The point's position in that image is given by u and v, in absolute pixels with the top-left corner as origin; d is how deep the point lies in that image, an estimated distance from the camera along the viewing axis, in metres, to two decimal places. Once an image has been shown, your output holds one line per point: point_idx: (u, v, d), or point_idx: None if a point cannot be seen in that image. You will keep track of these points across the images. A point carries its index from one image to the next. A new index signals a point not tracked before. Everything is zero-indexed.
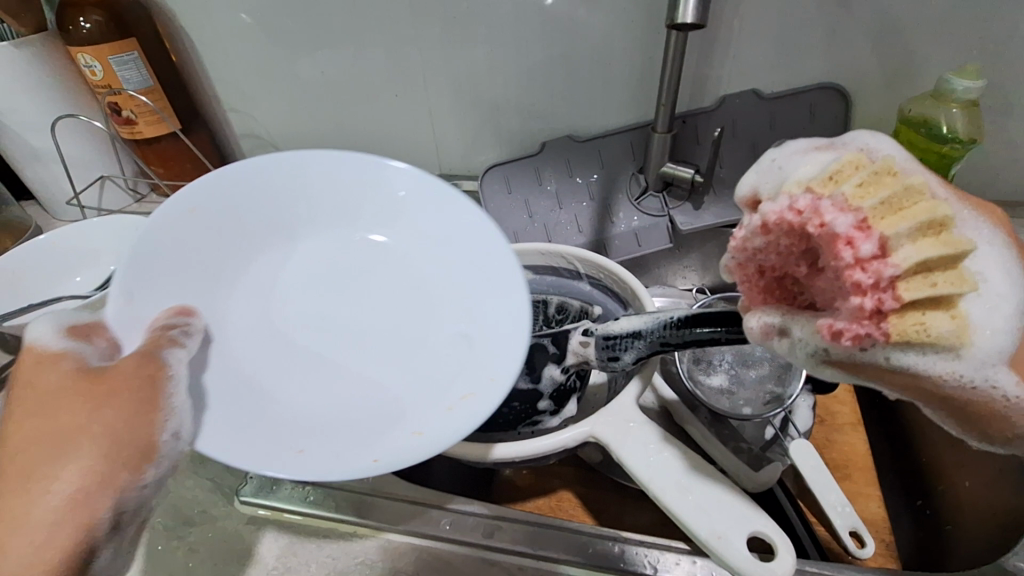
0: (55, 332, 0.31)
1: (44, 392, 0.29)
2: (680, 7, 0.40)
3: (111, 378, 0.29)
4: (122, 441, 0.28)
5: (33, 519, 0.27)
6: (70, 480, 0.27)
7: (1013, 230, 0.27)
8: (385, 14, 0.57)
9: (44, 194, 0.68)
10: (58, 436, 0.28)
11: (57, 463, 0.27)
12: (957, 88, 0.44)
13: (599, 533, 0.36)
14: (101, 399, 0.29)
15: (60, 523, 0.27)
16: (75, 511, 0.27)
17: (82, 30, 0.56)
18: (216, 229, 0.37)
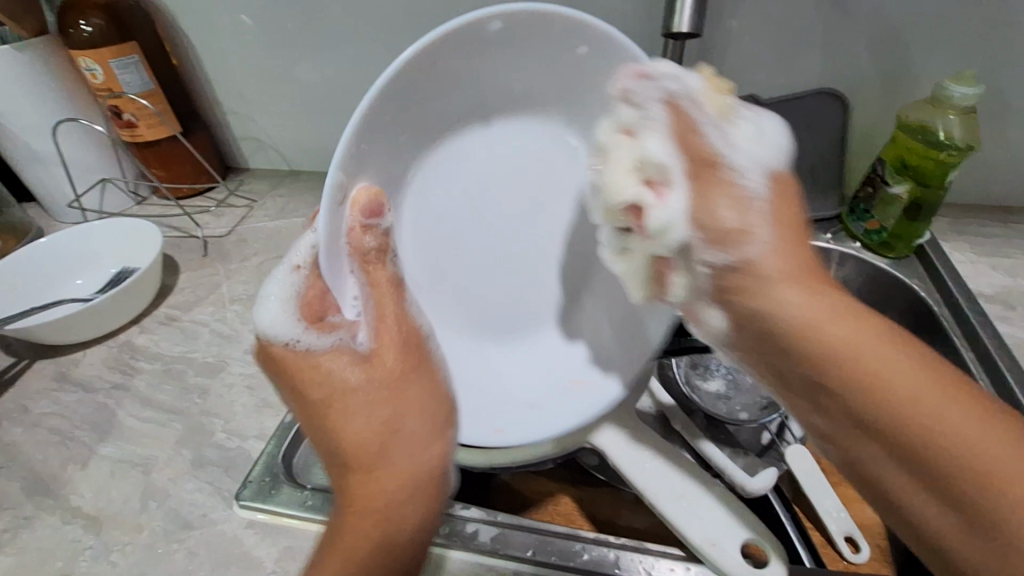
0: (292, 317, 0.33)
1: (347, 386, 0.34)
2: (676, 16, 0.40)
3: (388, 353, 0.34)
4: (432, 406, 0.35)
5: (400, 482, 0.33)
6: (416, 444, 0.34)
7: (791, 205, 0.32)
8: (385, 18, 0.57)
9: (45, 197, 0.68)
10: (384, 418, 0.34)
11: (399, 436, 0.34)
12: (954, 94, 0.45)
13: (595, 539, 0.36)
14: (401, 383, 0.34)
15: (422, 478, 0.34)
16: (430, 470, 0.34)
17: (82, 34, 0.56)
18: (434, 95, 0.33)
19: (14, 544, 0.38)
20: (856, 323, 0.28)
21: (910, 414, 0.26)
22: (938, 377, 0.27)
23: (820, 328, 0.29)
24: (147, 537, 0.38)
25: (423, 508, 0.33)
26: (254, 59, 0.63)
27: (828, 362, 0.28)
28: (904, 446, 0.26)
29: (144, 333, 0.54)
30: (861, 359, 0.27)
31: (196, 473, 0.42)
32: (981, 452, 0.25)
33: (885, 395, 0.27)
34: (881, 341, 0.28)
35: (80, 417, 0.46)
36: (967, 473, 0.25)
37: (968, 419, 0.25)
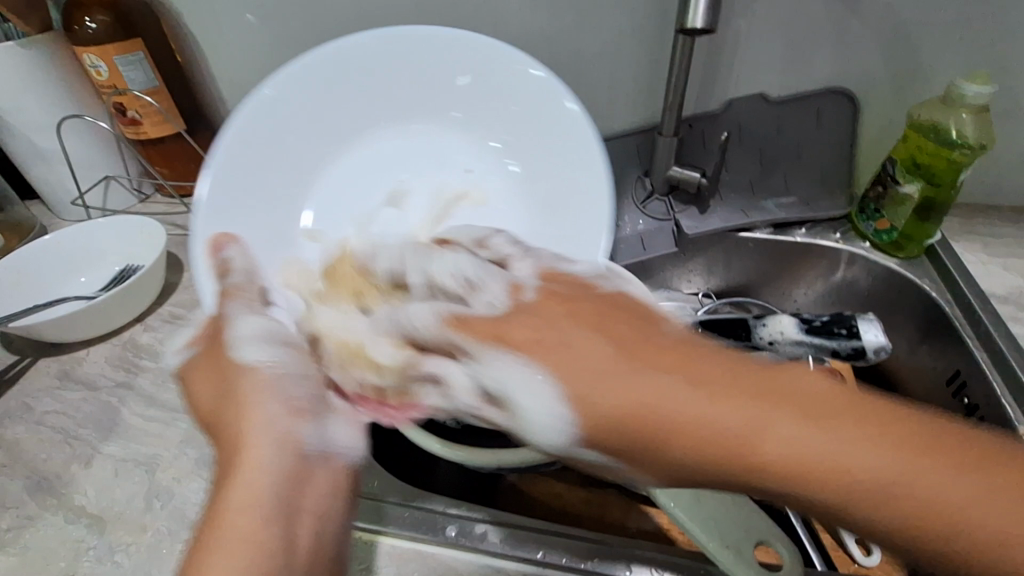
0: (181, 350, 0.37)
1: (206, 387, 0.34)
2: (689, 13, 0.40)
3: (216, 337, 0.35)
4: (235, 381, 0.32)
5: (246, 478, 0.29)
6: (260, 420, 0.31)
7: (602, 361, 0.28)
8: (391, 14, 0.57)
9: (48, 194, 0.68)
10: (223, 404, 0.32)
11: (236, 420, 0.31)
12: (967, 93, 0.44)
13: (605, 541, 0.35)
14: (219, 362, 0.34)
15: (273, 459, 0.30)
16: (267, 466, 0.29)
17: (87, 30, 0.56)
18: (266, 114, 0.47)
19: (17, 543, 0.38)
20: (668, 381, 0.26)
21: (803, 461, 0.24)
22: (834, 414, 0.24)
23: (639, 406, 0.26)
24: (152, 537, 0.38)
25: (269, 443, 0.30)
26: (259, 57, 0.63)
27: (673, 448, 0.26)
28: (789, 489, 0.24)
29: (148, 331, 0.54)
30: (697, 433, 0.25)
31: (200, 473, 0.41)
32: (859, 468, 0.23)
33: (777, 470, 0.24)
34: (710, 407, 0.25)
35: (84, 416, 0.46)
36: (860, 499, 0.23)
37: (829, 445, 0.23)
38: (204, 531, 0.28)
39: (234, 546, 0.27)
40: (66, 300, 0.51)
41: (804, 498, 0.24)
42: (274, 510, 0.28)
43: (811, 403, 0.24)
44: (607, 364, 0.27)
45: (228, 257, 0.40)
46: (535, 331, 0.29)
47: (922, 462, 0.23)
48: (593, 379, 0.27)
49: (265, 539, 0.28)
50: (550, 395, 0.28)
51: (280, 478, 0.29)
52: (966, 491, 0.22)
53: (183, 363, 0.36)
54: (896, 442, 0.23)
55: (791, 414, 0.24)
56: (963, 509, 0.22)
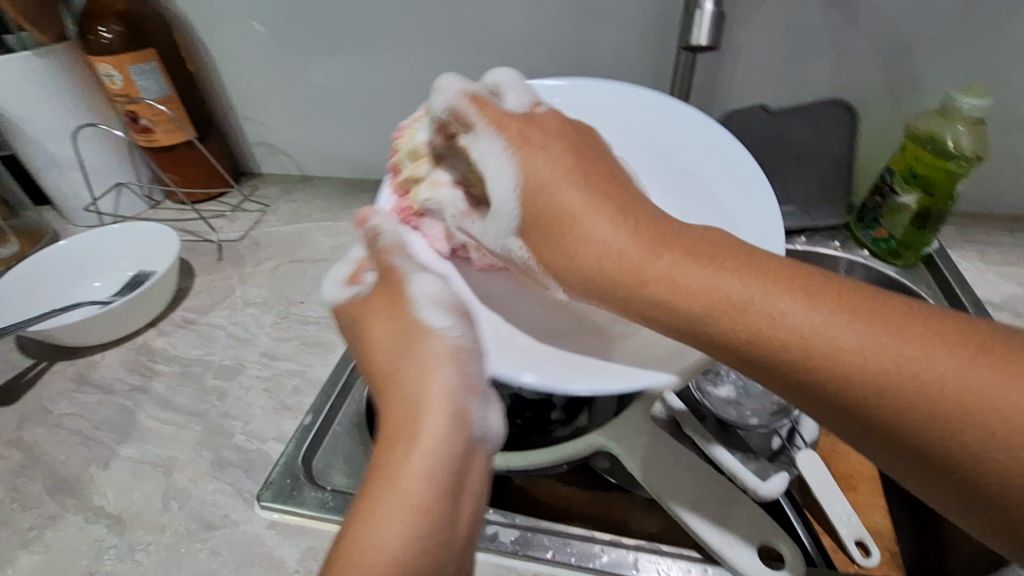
0: (340, 287, 0.39)
1: (382, 322, 0.35)
2: (694, 30, 0.41)
3: (393, 285, 0.36)
4: (409, 343, 0.33)
5: (420, 443, 0.29)
6: (443, 381, 0.31)
7: (551, 152, 0.33)
8: (398, 24, 0.58)
9: (62, 200, 0.69)
10: (399, 354, 0.33)
11: (417, 374, 0.31)
12: (964, 105, 0.46)
13: (613, 541, 0.36)
14: (398, 309, 0.35)
15: (448, 438, 0.29)
16: (439, 446, 0.29)
17: (103, 41, 0.58)
18: None
19: (39, 542, 0.39)
20: (618, 231, 0.30)
21: (816, 345, 0.24)
22: (816, 292, 0.25)
23: (569, 215, 0.31)
24: (170, 536, 0.39)
25: (446, 414, 0.30)
26: (269, 65, 0.64)
27: (591, 265, 0.30)
28: (762, 359, 0.25)
29: (162, 335, 0.55)
30: (690, 301, 0.27)
31: (216, 474, 0.42)
32: (771, 305, 0.25)
33: (781, 342, 0.25)
34: (648, 259, 0.29)
35: (100, 418, 0.47)
36: (764, 331, 0.25)
37: (752, 293, 0.26)
38: (375, 484, 0.28)
39: (403, 512, 0.27)
40: (83, 305, 0.52)
41: (721, 331, 0.26)
42: (441, 477, 0.28)
43: (875, 308, 0.24)
44: (558, 183, 0.32)
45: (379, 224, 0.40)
46: (518, 133, 0.34)
47: (853, 318, 0.24)
48: (546, 198, 0.32)
49: (430, 506, 0.27)
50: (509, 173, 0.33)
51: (454, 454, 0.29)
52: (892, 342, 0.23)
53: (347, 302, 0.38)
54: (835, 304, 0.25)
55: (736, 268, 0.27)
56: (879, 357, 0.23)
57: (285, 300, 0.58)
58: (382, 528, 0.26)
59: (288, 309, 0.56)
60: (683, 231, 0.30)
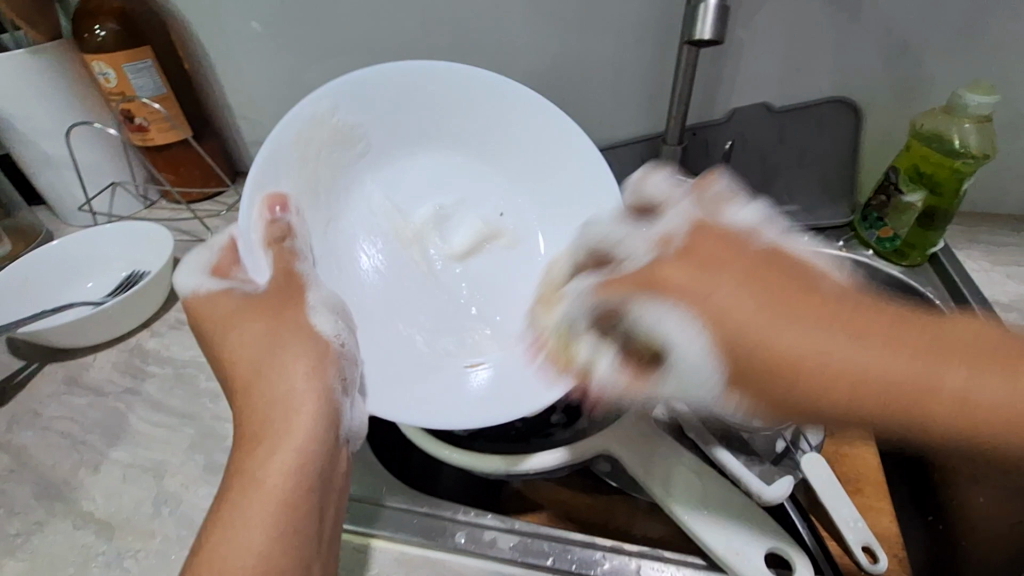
0: (204, 276, 0.40)
1: (241, 324, 0.37)
2: (697, 23, 0.40)
3: (290, 291, 0.39)
4: (280, 346, 0.35)
5: (284, 438, 0.32)
6: (302, 381, 0.34)
7: (735, 292, 0.30)
8: (397, 22, 0.58)
9: (55, 200, 0.68)
10: (268, 358, 0.35)
11: (285, 375, 0.34)
12: (970, 102, 0.45)
13: (615, 548, 0.36)
14: (277, 319, 0.37)
15: (309, 434, 0.32)
16: (302, 440, 0.32)
17: (97, 38, 0.57)
18: (329, 127, 0.45)
19: (26, 548, 0.38)
20: (710, 287, 0.30)
21: (873, 390, 0.27)
22: (854, 325, 0.28)
23: (771, 353, 0.28)
24: (160, 542, 0.38)
25: (310, 414, 0.33)
26: (267, 64, 0.64)
27: (783, 382, 0.28)
28: (833, 405, 0.28)
29: (155, 336, 0.54)
30: (802, 368, 0.28)
31: (208, 479, 0.41)
32: (867, 372, 0.27)
33: (854, 389, 0.27)
34: (736, 313, 0.29)
35: (91, 421, 0.46)
36: (922, 412, 0.26)
37: (817, 346, 0.28)
38: (234, 480, 0.31)
39: (263, 505, 0.29)
40: (75, 306, 0.52)
41: (819, 398, 0.28)
42: (306, 472, 0.31)
43: (902, 332, 0.28)
44: (762, 325, 0.29)
45: (286, 221, 0.41)
46: (685, 279, 0.31)
47: (970, 366, 0.26)
48: (663, 283, 0.32)
49: (295, 500, 0.30)
50: (701, 342, 0.30)
51: (320, 449, 0.32)
52: (958, 377, 0.26)
53: (201, 296, 0.39)
54: (867, 334, 0.28)
55: (809, 320, 0.28)
56: (919, 375, 0.26)
57: None
58: (240, 526, 0.29)
59: None
60: (740, 262, 0.32)
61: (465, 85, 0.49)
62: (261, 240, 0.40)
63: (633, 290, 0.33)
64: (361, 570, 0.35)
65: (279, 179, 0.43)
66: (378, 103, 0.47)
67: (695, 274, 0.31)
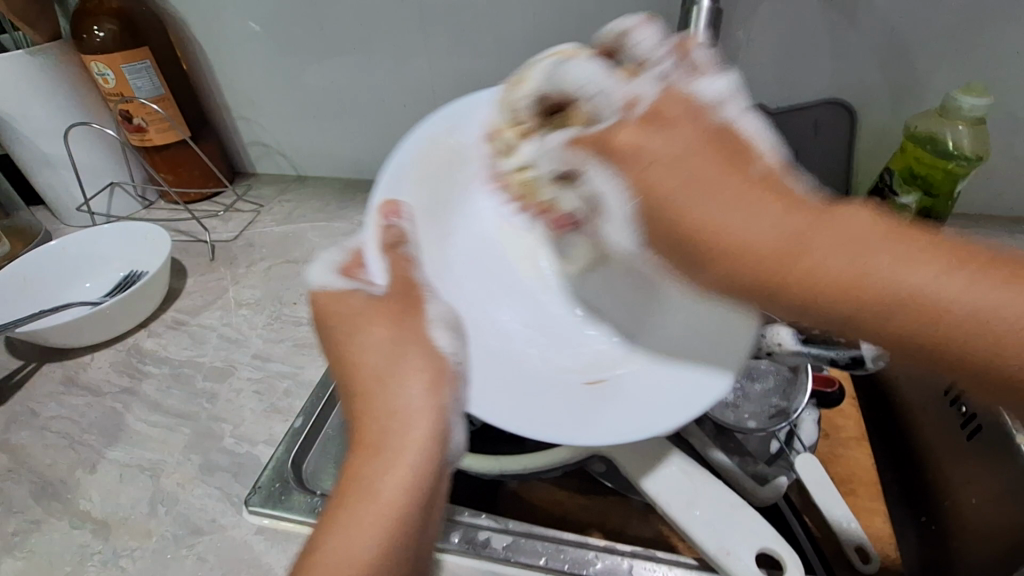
0: (332, 275, 0.37)
1: (350, 316, 0.35)
2: (691, 26, 0.40)
3: (411, 303, 0.36)
4: (396, 355, 0.33)
5: (400, 453, 0.29)
6: (417, 392, 0.32)
7: (667, 152, 0.28)
8: (394, 23, 0.58)
9: (54, 200, 0.68)
10: (389, 371, 0.33)
11: (401, 389, 0.32)
12: (964, 105, 0.45)
13: (608, 548, 0.36)
14: (398, 325, 0.35)
15: (421, 454, 0.30)
16: (422, 456, 0.30)
17: (96, 39, 0.57)
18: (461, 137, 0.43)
19: (22, 548, 0.38)
20: (696, 194, 0.27)
21: (862, 287, 0.23)
22: (829, 220, 0.24)
23: (702, 229, 0.26)
24: (156, 542, 0.38)
25: (424, 437, 0.30)
26: (264, 64, 0.64)
27: (725, 266, 0.26)
28: (771, 293, 0.25)
29: (153, 337, 0.54)
30: (736, 246, 0.25)
31: (205, 478, 0.41)
32: (818, 256, 0.24)
33: (803, 283, 0.24)
34: (718, 214, 0.26)
35: (88, 421, 0.46)
36: (870, 311, 0.23)
37: (795, 237, 0.24)
38: (345, 496, 0.28)
39: (375, 523, 0.27)
40: (73, 306, 0.52)
41: (752, 278, 0.25)
42: (422, 495, 0.29)
43: (868, 234, 0.23)
44: (697, 199, 0.26)
45: (401, 227, 0.37)
46: (641, 144, 0.29)
47: (947, 272, 0.22)
48: (652, 172, 0.28)
49: (404, 520, 0.28)
50: (629, 197, 0.30)
51: (433, 475, 0.29)
52: (949, 280, 0.22)
53: (333, 295, 0.36)
54: (848, 221, 0.24)
55: (775, 205, 0.25)
56: (891, 279, 0.22)
57: (279, 301, 0.57)
58: (340, 545, 0.26)
59: (280, 309, 0.56)
60: (712, 144, 0.28)
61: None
62: (379, 246, 0.37)
63: (589, 152, 0.31)
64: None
65: (413, 185, 0.40)
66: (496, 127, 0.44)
67: (650, 136, 0.29)
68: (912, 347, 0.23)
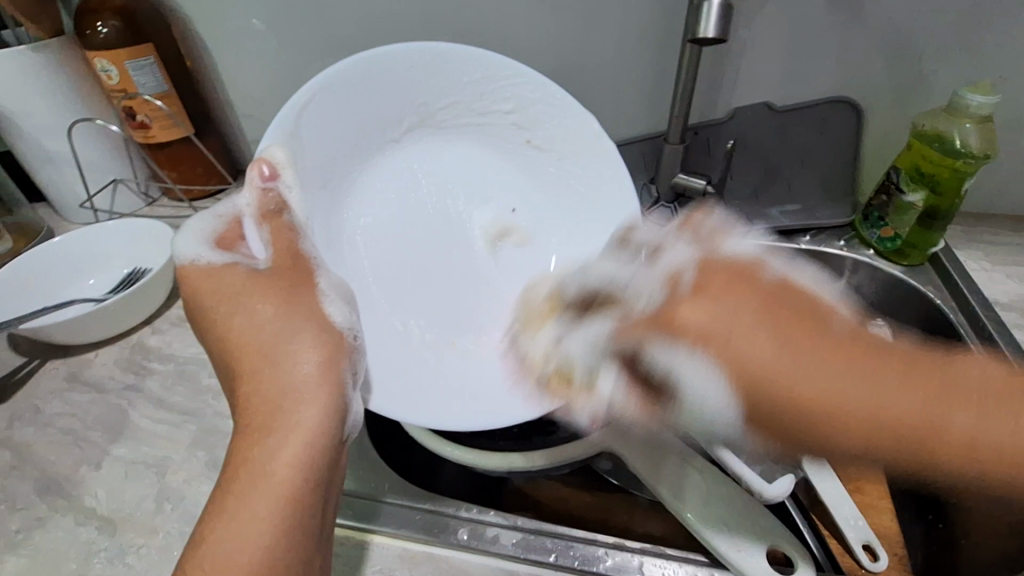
0: (207, 248, 0.37)
1: (230, 292, 0.36)
2: (701, 22, 0.40)
3: (296, 274, 0.37)
4: (285, 334, 0.34)
5: (283, 430, 0.30)
6: (308, 361, 0.33)
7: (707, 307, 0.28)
8: (399, 18, 0.58)
9: (56, 196, 0.68)
10: (269, 350, 0.33)
11: (294, 364, 0.32)
12: (972, 103, 0.45)
13: (618, 545, 0.36)
14: (289, 299, 0.35)
15: (308, 442, 0.30)
16: (311, 435, 0.30)
17: (100, 35, 0.57)
18: (334, 100, 0.45)
19: (27, 545, 0.38)
20: (757, 333, 0.27)
21: (893, 423, 0.25)
22: (888, 370, 0.26)
23: (796, 400, 0.26)
24: (163, 538, 0.38)
25: (313, 416, 0.31)
26: (269, 61, 0.64)
27: (812, 420, 0.26)
28: (863, 446, 0.26)
29: (156, 333, 0.54)
30: (829, 411, 0.26)
31: (210, 475, 0.41)
32: (902, 414, 0.25)
33: (891, 439, 0.25)
34: (797, 369, 0.26)
35: (92, 418, 0.46)
36: (931, 457, 0.25)
37: (878, 393, 0.26)
38: (232, 474, 0.30)
39: (269, 500, 0.29)
40: (76, 302, 0.52)
41: (841, 443, 0.26)
42: (309, 469, 0.30)
43: (928, 380, 0.26)
44: (780, 357, 0.26)
45: (279, 192, 0.39)
46: (703, 323, 0.28)
47: (984, 412, 0.25)
48: (715, 333, 0.27)
49: (293, 497, 0.29)
50: (720, 385, 0.27)
51: (326, 444, 0.31)
52: (984, 418, 0.25)
53: (195, 267, 0.37)
54: (904, 373, 0.26)
55: (844, 363, 0.26)
56: (959, 428, 0.25)
57: None
58: (224, 531, 0.28)
59: None
60: (778, 296, 0.28)
61: (503, 87, 0.50)
62: (258, 214, 0.38)
63: (652, 333, 0.30)
64: (365, 566, 0.35)
65: (300, 154, 0.42)
66: (393, 100, 0.48)
67: (710, 308, 0.28)
68: (975, 479, 0.26)
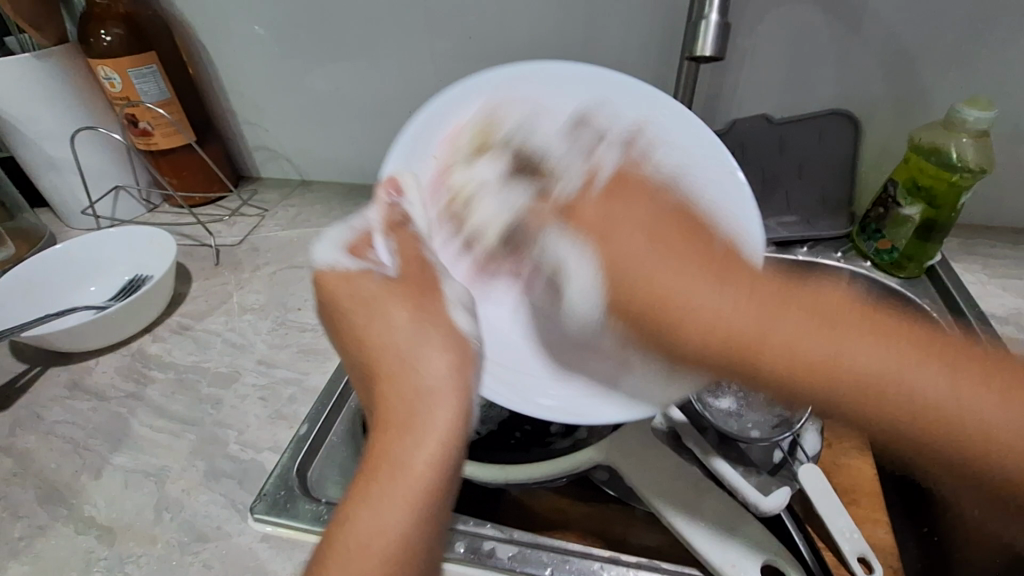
0: (338, 253, 0.37)
1: (364, 295, 0.34)
2: (699, 39, 0.40)
3: (426, 282, 0.35)
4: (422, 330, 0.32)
5: (425, 426, 0.28)
6: (439, 363, 0.30)
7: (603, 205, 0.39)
8: (400, 30, 0.58)
9: (58, 202, 0.68)
10: (409, 340, 0.32)
11: (429, 360, 0.30)
12: (968, 117, 0.45)
13: (613, 559, 0.36)
14: (416, 301, 0.34)
15: (448, 441, 0.28)
16: (453, 439, 0.28)
17: (103, 43, 0.57)
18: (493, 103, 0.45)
19: (28, 552, 0.38)
20: (704, 285, 0.28)
21: (906, 402, 0.24)
22: (876, 327, 0.25)
23: (715, 327, 0.27)
24: (161, 548, 0.38)
25: (449, 414, 0.28)
26: (270, 69, 0.64)
27: (713, 354, 0.27)
28: (786, 389, 0.26)
29: (157, 341, 0.54)
30: (757, 352, 0.26)
31: (209, 486, 0.42)
32: (896, 382, 0.24)
33: (833, 380, 0.25)
34: (728, 307, 0.27)
35: (93, 426, 0.46)
36: (924, 431, 0.24)
37: (892, 370, 0.24)
38: (366, 463, 0.27)
39: (408, 497, 0.26)
40: (78, 309, 0.52)
41: (801, 389, 0.26)
42: (452, 467, 0.28)
43: (899, 338, 0.25)
44: (685, 285, 0.29)
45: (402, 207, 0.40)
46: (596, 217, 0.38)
47: (958, 378, 0.23)
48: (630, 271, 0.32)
49: (435, 491, 0.27)
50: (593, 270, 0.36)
51: (460, 448, 0.28)
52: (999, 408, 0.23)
53: (331, 269, 0.36)
54: (922, 353, 0.24)
55: (812, 318, 0.26)
56: (942, 400, 0.23)
57: (281, 305, 0.57)
58: (362, 518, 0.26)
59: (285, 315, 0.56)
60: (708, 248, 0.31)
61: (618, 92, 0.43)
62: (385, 227, 0.38)
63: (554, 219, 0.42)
64: None
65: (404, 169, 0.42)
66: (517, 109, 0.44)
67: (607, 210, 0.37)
68: (942, 457, 0.24)
